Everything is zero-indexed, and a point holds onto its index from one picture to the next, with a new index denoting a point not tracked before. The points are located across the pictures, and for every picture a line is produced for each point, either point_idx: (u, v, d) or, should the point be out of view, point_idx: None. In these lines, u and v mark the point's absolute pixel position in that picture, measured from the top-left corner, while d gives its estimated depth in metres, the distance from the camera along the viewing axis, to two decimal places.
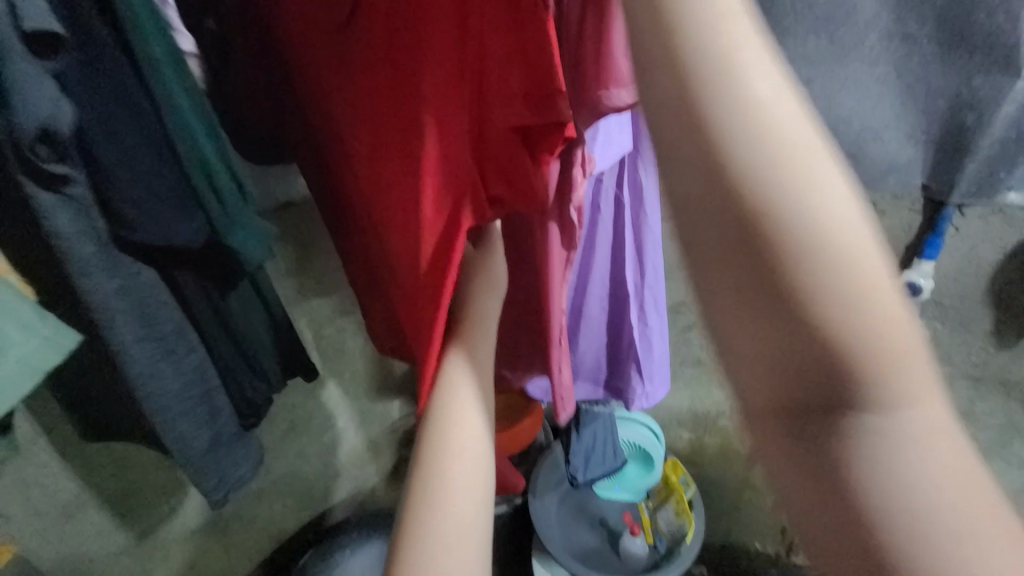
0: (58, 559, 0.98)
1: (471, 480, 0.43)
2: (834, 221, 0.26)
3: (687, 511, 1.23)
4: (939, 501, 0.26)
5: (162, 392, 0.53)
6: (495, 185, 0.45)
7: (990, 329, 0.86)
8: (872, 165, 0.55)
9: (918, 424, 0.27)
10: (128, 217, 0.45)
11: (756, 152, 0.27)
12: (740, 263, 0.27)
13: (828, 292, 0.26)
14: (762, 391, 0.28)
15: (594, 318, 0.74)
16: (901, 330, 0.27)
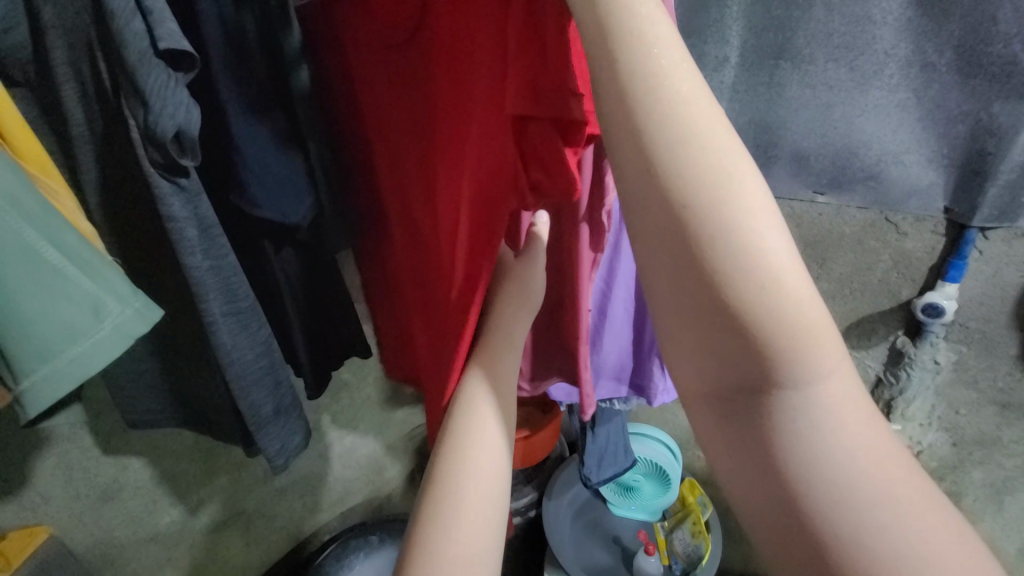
0: (91, 542, 1.03)
1: (484, 496, 0.44)
2: (752, 215, 0.29)
3: (704, 533, 1.18)
4: (856, 478, 0.29)
5: (242, 361, 0.56)
6: (531, 176, 0.44)
7: (1015, 354, 0.84)
8: (894, 185, 0.66)
9: (835, 407, 0.30)
10: (257, 195, 0.51)
11: (679, 148, 0.30)
12: (678, 251, 0.30)
13: (751, 272, 0.29)
14: (698, 374, 0.32)
15: (618, 319, 0.76)
16: (808, 304, 0.30)
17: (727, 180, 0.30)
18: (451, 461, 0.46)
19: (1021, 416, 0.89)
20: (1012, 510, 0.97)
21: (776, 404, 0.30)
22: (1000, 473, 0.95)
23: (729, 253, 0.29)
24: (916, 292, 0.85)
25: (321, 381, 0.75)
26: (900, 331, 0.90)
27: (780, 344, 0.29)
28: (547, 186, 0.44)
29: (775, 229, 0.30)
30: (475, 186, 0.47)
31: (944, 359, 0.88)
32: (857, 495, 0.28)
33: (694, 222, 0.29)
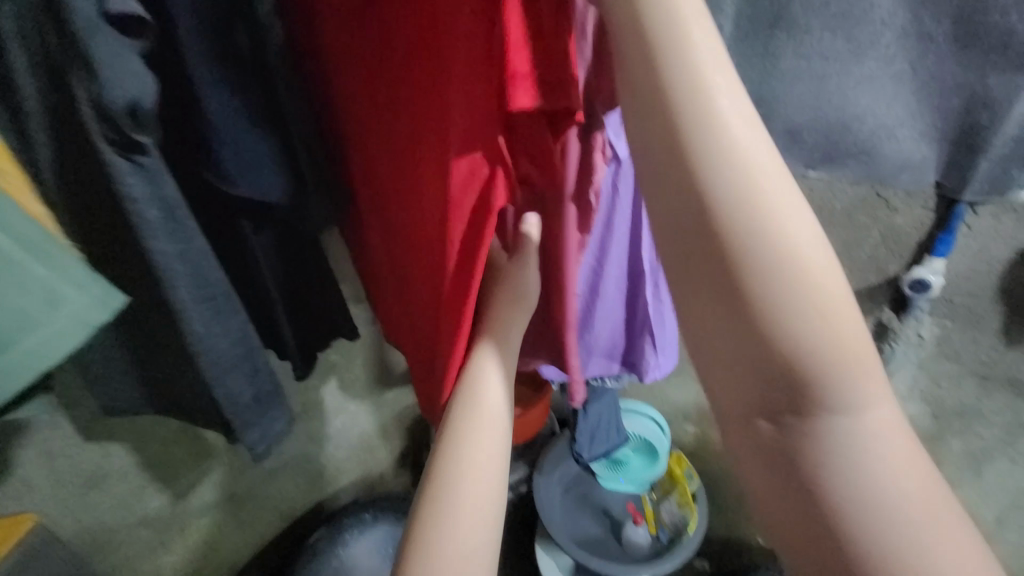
0: (78, 528, 1.02)
1: (479, 493, 0.45)
2: (792, 241, 0.31)
3: (690, 504, 1.24)
4: (880, 488, 0.31)
5: (215, 349, 0.54)
6: (519, 164, 0.47)
7: (998, 328, 0.85)
8: (886, 161, 0.64)
9: (864, 421, 0.32)
10: (232, 171, 0.49)
11: (725, 173, 0.32)
12: (714, 267, 0.32)
13: (789, 295, 0.31)
14: (731, 391, 0.33)
15: (610, 297, 0.75)
16: (844, 326, 0.32)
17: (770, 206, 0.31)
18: (449, 459, 0.47)
19: (1001, 386, 0.91)
20: (988, 477, 1.01)
21: (818, 430, 0.32)
22: (978, 442, 0.98)
23: (771, 272, 0.31)
24: (903, 267, 0.86)
25: (311, 360, 0.74)
26: (886, 306, 0.91)
27: (816, 363, 0.31)
28: (535, 176, 0.47)
29: (825, 257, 0.32)
30: (461, 172, 0.46)
31: (928, 334, 0.90)
32: (887, 508, 0.31)
33: (734, 245, 0.31)
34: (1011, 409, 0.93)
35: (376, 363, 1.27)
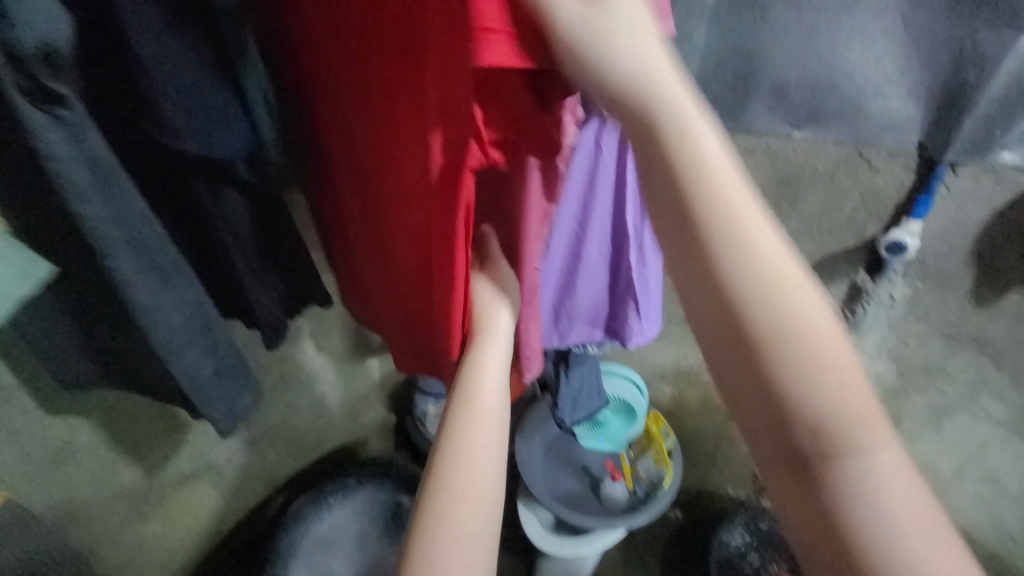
0: (52, 503, 0.99)
1: (479, 471, 0.50)
2: (783, 287, 0.35)
3: (666, 460, 1.29)
4: (899, 520, 0.33)
5: (168, 323, 0.51)
6: (496, 127, 0.41)
7: (968, 290, 0.87)
8: (874, 119, 0.72)
9: (875, 455, 0.34)
10: (179, 126, 0.43)
11: (721, 222, 0.35)
12: (717, 308, 0.36)
13: (787, 334, 0.35)
14: (747, 424, 0.36)
15: (593, 262, 0.74)
16: (838, 363, 0.35)
17: (760, 255, 0.35)
18: (452, 443, 0.51)
19: (965, 346, 0.92)
20: (951, 431, 1.01)
21: (839, 471, 0.34)
22: (941, 398, 0.99)
23: (769, 315, 0.35)
24: (881, 229, 0.87)
25: (281, 331, 0.68)
26: (862, 268, 0.92)
27: (815, 396, 0.34)
28: (517, 142, 0.42)
29: (815, 301, 0.36)
30: (438, 138, 0.44)
31: (899, 295, 0.91)
32: (908, 543, 0.32)
33: (731, 288, 0.35)
34: (976, 366, 0.93)
35: (354, 330, 1.24)
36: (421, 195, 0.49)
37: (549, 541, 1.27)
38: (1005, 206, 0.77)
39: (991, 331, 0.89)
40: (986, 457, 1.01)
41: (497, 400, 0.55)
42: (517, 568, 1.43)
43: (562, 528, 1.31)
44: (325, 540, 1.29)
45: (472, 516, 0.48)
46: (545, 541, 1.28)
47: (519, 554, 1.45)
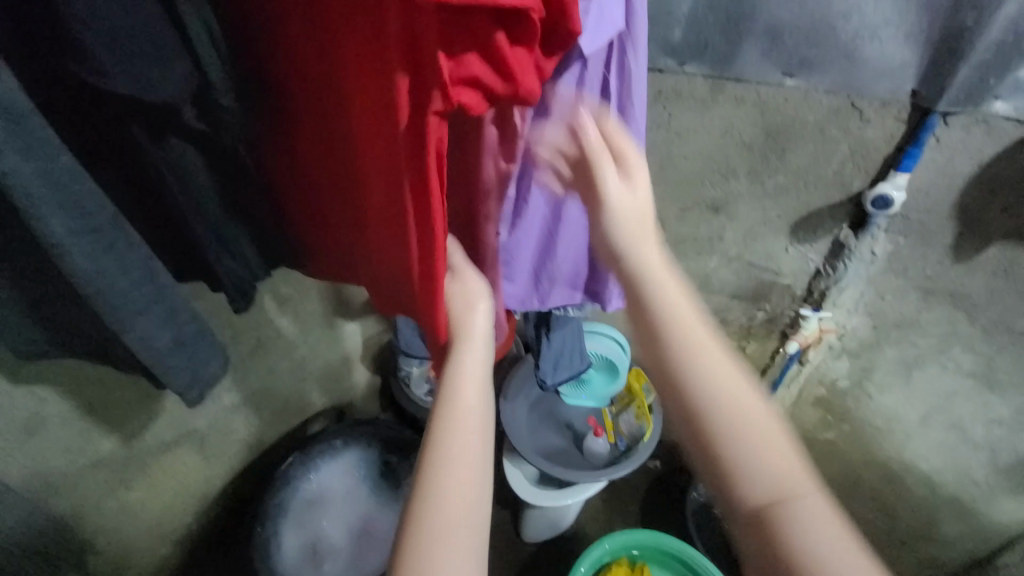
0: (27, 474, 0.97)
1: (471, 467, 0.47)
2: (705, 348, 0.46)
3: (647, 414, 1.31)
4: (815, 537, 0.41)
5: (114, 289, 0.48)
6: (469, 68, 0.39)
7: (949, 244, 0.86)
8: (870, 66, 0.71)
9: (791, 483, 0.43)
10: (105, 64, 0.38)
11: (658, 300, 0.48)
12: (658, 366, 0.47)
13: (713, 385, 0.45)
14: (694, 457, 0.46)
15: (575, 222, 0.71)
16: (755, 409, 0.45)
17: (686, 326, 0.47)
18: (442, 444, 0.47)
19: (942, 301, 0.92)
20: (919, 381, 1.03)
21: (770, 504, 0.42)
22: (913, 350, 1.00)
23: (698, 370, 0.45)
24: (868, 183, 0.86)
25: (249, 294, 0.64)
26: (845, 224, 0.92)
27: (739, 434, 0.44)
28: (493, 85, 0.40)
29: (732, 361, 0.46)
30: (404, 78, 0.41)
31: (881, 251, 0.91)
32: (827, 557, 0.40)
33: (668, 349, 0.46)
34: (950, 319, 0.93)
35: (333, 293, 1.21)
36: (388, 144, 0.47)
37: (533, 492, 1.31)
38: (992, 158, 0.76)
39: (968, 285, 0.88)
40: (950, 407, 1.02)
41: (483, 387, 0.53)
42: (502, 518, 1.50)
43: (546, 482, 1.35)
44: (315, 498, 1.31)
45: (468, 517, 0.45)
46: (529, 492, 1.32)
47: (504, 504, 1.51)
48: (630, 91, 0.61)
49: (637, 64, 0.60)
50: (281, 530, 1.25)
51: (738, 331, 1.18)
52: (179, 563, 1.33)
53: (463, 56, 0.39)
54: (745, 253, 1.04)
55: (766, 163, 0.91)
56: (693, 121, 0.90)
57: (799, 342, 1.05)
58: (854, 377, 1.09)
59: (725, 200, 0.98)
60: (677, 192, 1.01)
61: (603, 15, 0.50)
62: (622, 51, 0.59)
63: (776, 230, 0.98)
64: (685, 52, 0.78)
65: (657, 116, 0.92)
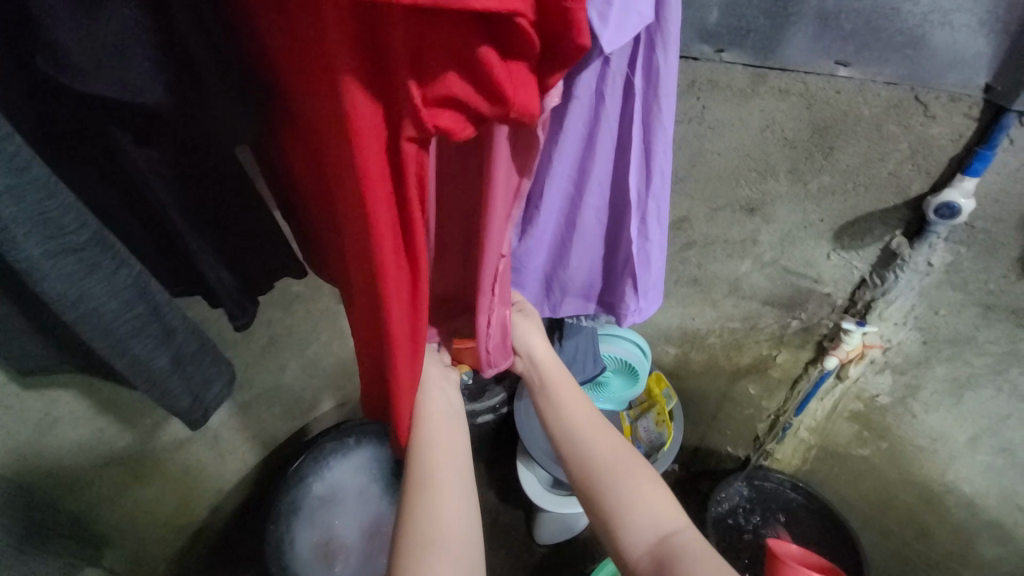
0: (40, 474, 0.95)
1: (451, 487, 0.57)
2: (586, 415, 0.67)
3: (667, 422, 1.21)
4: (672, 534, 0.55)
5: (104, 312, 0.44)
6: (442, 85, 0.32)
7: (1018, 257, 0.77)
8: (935, 53, 0.64)
9: (654, 501, 0.58)
10: (75, 56, 0.34)
11: (562, 384, 0.69)
12: (559, 429, 0.67)
13: (593, 437, 0.64)
14: (587, 496, 0.61)
15: (590, 230, 0.67)
16: (623, 450, 0.63)
17: (576, 402, 0.68)
18: (418, 474, 0.57)
19: (1005, 318, 0.83)
20: (969, 403, 0.95)
21: (638, 519, 0.57)
22: (965, 369, 0.92)
23: (581, 427, 0.65)
24: (929, 189, 0.78)
25: (253, 302, 0.61)
26: (899, 231, 0.84)
27: (613, 468, 0.61)
28: (478, 104, 0.33)
29: (605, 425, 0.66)
30: (358, 92, 0.34)
31: (938, 262, 0.83)
32: (681, 547, 0.53)
33: (562, 415, 0.67)
34: (1010, 338, 0.85)
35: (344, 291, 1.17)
36: (351, 182, 0.38)
37: (548, 499, 1.27)
38: None
39: None
40: (1003, 430, 0.94)
41: (449, 413, 0.64)
42: (515, 517, 1.48)
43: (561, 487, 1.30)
44: (327, 495, 1.29)
45: (458, 529, 0.54)
46: (543, 499, 1.28)
47: (517, 503, 1.50)
48: (658, 92, 0.53)
49: (667, 62, 0.51)
50: (294, 527, 1.24)
51: (769, 339, 1.10)
52: (196, 556, 1.34)
53: (440, 74, 0.32)
54: (782, 257, 0.96)
55: (810, 162, 0.83)
56: (729, 114, 0.83)
57: (839, 357, 0.99)
58: (896, 393, 1.01)
59: (762, 201, 0.91)
60: (709, 191, 0.94)
61: (629, 6, 0.42)
62: (651, 45, 0.51)
63: (817, 235, 0.91)
64: (724, 37, 0.73)
65: (688, 109, 0.85)
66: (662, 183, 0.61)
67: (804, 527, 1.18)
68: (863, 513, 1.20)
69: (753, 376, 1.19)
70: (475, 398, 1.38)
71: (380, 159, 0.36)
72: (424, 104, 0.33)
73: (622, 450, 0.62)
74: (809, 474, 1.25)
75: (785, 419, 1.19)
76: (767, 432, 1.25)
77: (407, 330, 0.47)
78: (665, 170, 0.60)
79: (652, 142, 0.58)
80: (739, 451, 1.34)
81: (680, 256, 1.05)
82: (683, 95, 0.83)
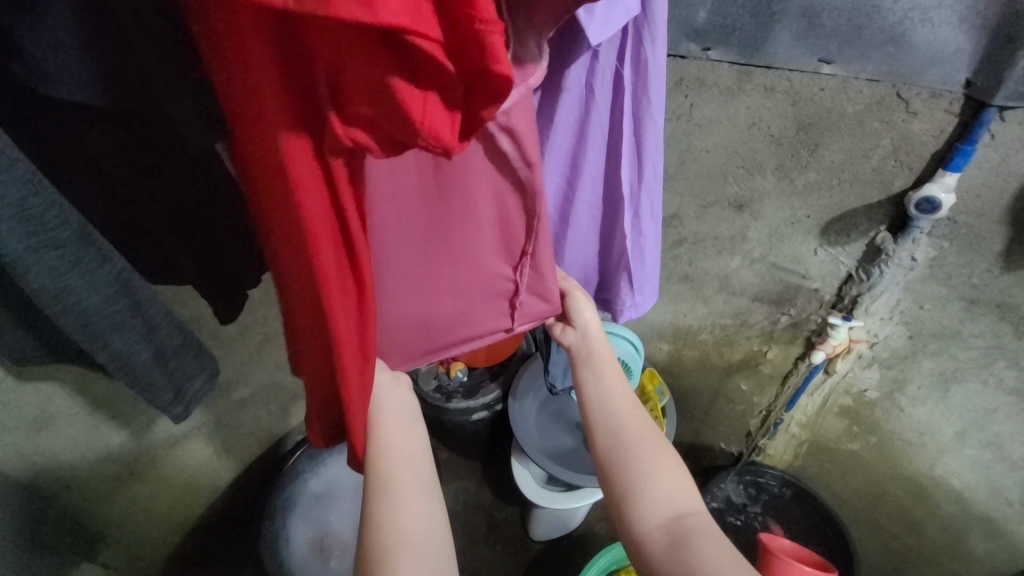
0: (35, 469, 0.96)
1: (417, 491, 0.56)
2: (620, 390, 0.63)
3: (660, 418, 1.20)
4: (691, 522, 0.55)
5: (83, 306, 0.44)
6: (355, 110, 0.31)
7: (999, 251, 0.78)
8: (916, 49, 0.65)
9: (676, 489, 0.57)
10: (36, 61, 0.35)
11: (599, 353, 0.66)
12: (591, 401, 0.63)
13: (625, 416, 0.61)
14: (608, 474, 0.59)
15: (584, 227, 0.67)
16: (652, 434, 0.61)
17: (611, 374, 0.65)
18: (388, 478, 0.55)
19: (988, 312, 0.84)
20: (956, 397, 0.95)
21: (658, 505, 0.56)
22: (951, 363, 0.92)
23: (615, 402, 0.62)
24: (911, 184, 0.79)
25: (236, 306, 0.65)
26: (883, 227, 0.85)
27: (641, 451, 0.59)
28: (392, 129, 0.31)
29: (636, 403, 0.63)
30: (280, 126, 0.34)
31: (922, 257, 0.84)
32: (699, 537, 0.53)
33: (597, 385, 0.64)
34: (995, 332, 0.85)
35: None
36: (285, 213, 0.38)
37: (541, 495, 1.27)
38: None
39: (1017, 295, 0.80)
40: (989, 424, 0.95)
41: (410, 410, 0.61)
42: (510, 514, 1.49)
43: (554, 483, 1.31)
44: (323, 492, 1.30)
45: (424, 536, 0.55)
46: (537, 495, 1.28)
47: (512, 500, 1.51)
48: (647, 84, 0.55)
49: (655, 54, 0.53)
50: (288, 523, 1.25)
51: (759, 336, 1.11)
52: (192, 553, 1.35)
53: (355, 105, 0.30)
54: (770, 254, 0.97)
55: (796, 159, 0.84)
56: (716, 112, 0.84)
57: (827, 352, 1.00)
58: (884, 387, 1.02)
59: (750, 197, 0.92)
60: (698, 187, 0.95)
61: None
62: (639, 38, 0.53)
63: (805, 231, 0.92)
64: (710, 36, 0.74)
65: (677, 107, 0.86)
66: (654, 177, 0.63)
67: (796, 521, 1.19)
68: (854, 508, 1.21)
69: (745, 372, 1.20)
70: (469, 395, 1.37)
71: (309, 189, 0.36)
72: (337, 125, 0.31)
73: (650, 434, 0.60)
74: (802, 470, 1.26)
75: (775, 415, 1.20)
76: (759, 427, 1.26)
77: (360, 356, 0.46)
78: (655, 163, 0.62)
79: (642, 135, 0.59)
80: (732, 447, 1.35)
81: (671, 253, 1.06)
82: (671, 94, 0.85)
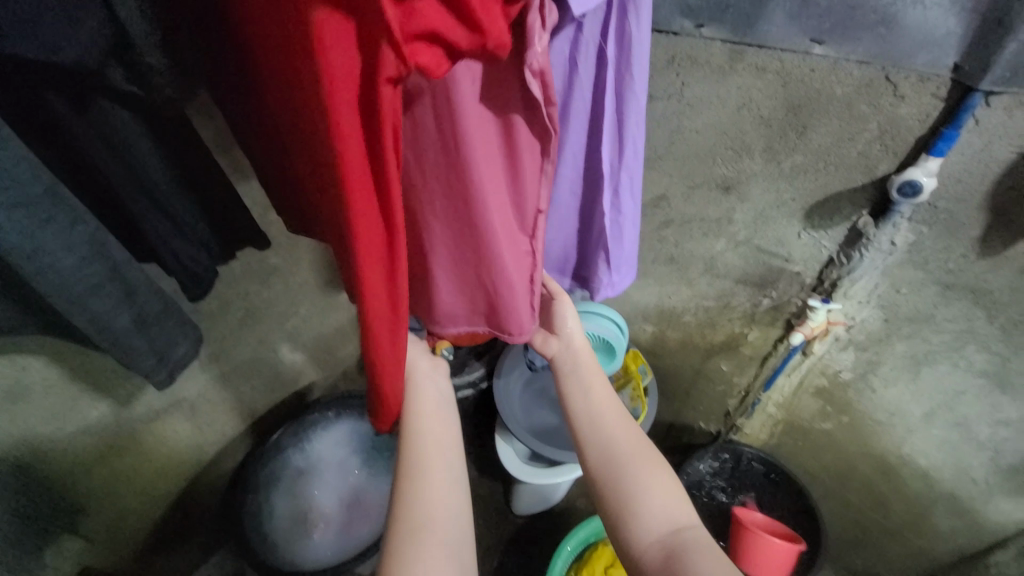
0: (11, 441, 0.94)
1: (443, 476, 0.58)
2: (604, 396, 0.66)
3: (642, 397, 1.23)
4: (677, 523, 0.55)
5: (58, 268, 0.43)
6: (421, 18, 0.34)
7: (976, 237, 0.80)
8: (907, 32, 0.64)
9: (661, 491, 0.58)
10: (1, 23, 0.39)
11: (584, 362, 0.68)
12: (579, 404, 0.65)
13: (609, 420, 0.63)
14: (595, 479, 0.61)
15: (565, 204, 0.67)
16: (635, 436, 0.62)
17: (598, 380, 0.67)
18: (412, 471, 0.58)
19: (962, 297, 0.86)
20: (927, 379, 0.98)
21: (646, 506, 0.57)
22: (924, 346, 0.95)
23: (600, 406, 0.65)
24: (895, 168, 0.79)
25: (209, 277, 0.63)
26: (866, 210, 0.86)
27: (627, 452, 0.60)
28: (452, 33, 0.35)
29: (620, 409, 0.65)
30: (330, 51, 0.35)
31: (901, 241, 0.85)
32: (686, 538, 0.54)
33: (581, 393, 0.66)
34: (967, 317, 0.88)
35: (323, 264, 1.16)
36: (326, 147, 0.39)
37: (524, 471, 1.29)
38: None
39: (992, 281, 0.82)
40: (957, 405, 0.99)
41: (442, 405, 0.65)
42: (495, 489, 1.52)
43: (537, 460, 1.32)
44: (308, 467, 1.31)
45: (447, 517, 0.55)
46: (521, 471, 1.30)
47: (497, 476, 1.54)
48: (630, 60, 0.54)
49: (641, 30, 0.52)
50: (273, 497, 1.26)
51: (741, 317, 1.13)
52: (175, 527, 1.35)
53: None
54: (755, 237, 0.98)
55: (785, 141, 0.84)
56: (708, 92, 0.83)
57: (805, 334, 1.02)
58: (858, 368, 1.04)
59: (738, 179, 0.92)
60: (686, 168, 0.94)
61: None
62: (623, 11, 0.51)
63: (790, 214, 0.92)
64: (703, 12, 0.73)
65: (668, 85, 0.85)
66: (634, 153, 0.62)
67: (770, 496, 1.23)
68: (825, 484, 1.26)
69: (726, 354, 1.22)
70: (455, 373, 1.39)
71: (353, 117, 0.37)
72: (404, 40, 0.34)
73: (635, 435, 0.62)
74: (776, 448, 1.30)
75: (754, 395, 1.23)
76: (738, 407, 1.29)
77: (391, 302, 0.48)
78: (636, 141, 0.61)
79: (624, 112, 0.58)
80: (710, 426, 1.38)
81: (656, 234, 1.07)
82: (662, 72, 0.84)
